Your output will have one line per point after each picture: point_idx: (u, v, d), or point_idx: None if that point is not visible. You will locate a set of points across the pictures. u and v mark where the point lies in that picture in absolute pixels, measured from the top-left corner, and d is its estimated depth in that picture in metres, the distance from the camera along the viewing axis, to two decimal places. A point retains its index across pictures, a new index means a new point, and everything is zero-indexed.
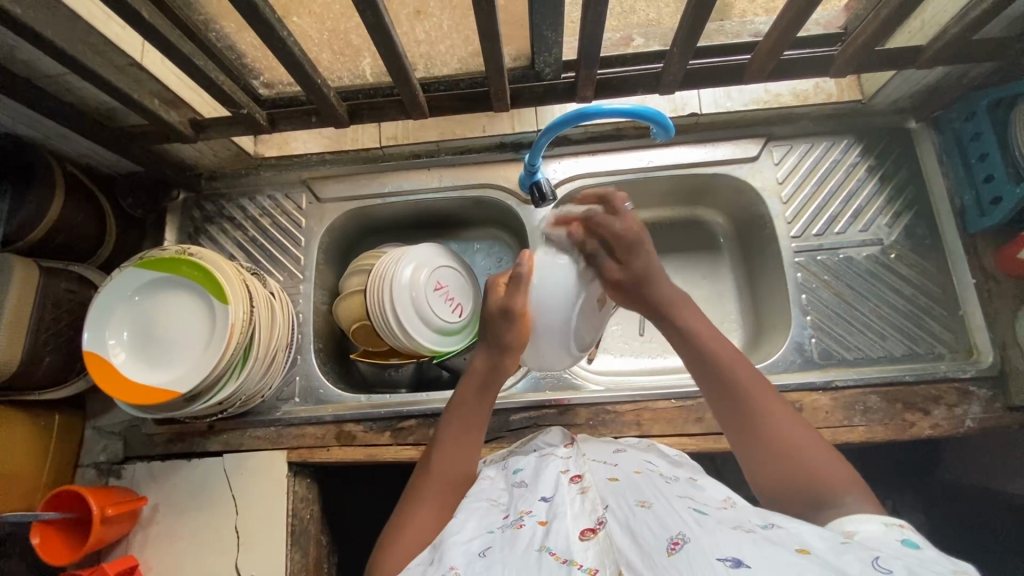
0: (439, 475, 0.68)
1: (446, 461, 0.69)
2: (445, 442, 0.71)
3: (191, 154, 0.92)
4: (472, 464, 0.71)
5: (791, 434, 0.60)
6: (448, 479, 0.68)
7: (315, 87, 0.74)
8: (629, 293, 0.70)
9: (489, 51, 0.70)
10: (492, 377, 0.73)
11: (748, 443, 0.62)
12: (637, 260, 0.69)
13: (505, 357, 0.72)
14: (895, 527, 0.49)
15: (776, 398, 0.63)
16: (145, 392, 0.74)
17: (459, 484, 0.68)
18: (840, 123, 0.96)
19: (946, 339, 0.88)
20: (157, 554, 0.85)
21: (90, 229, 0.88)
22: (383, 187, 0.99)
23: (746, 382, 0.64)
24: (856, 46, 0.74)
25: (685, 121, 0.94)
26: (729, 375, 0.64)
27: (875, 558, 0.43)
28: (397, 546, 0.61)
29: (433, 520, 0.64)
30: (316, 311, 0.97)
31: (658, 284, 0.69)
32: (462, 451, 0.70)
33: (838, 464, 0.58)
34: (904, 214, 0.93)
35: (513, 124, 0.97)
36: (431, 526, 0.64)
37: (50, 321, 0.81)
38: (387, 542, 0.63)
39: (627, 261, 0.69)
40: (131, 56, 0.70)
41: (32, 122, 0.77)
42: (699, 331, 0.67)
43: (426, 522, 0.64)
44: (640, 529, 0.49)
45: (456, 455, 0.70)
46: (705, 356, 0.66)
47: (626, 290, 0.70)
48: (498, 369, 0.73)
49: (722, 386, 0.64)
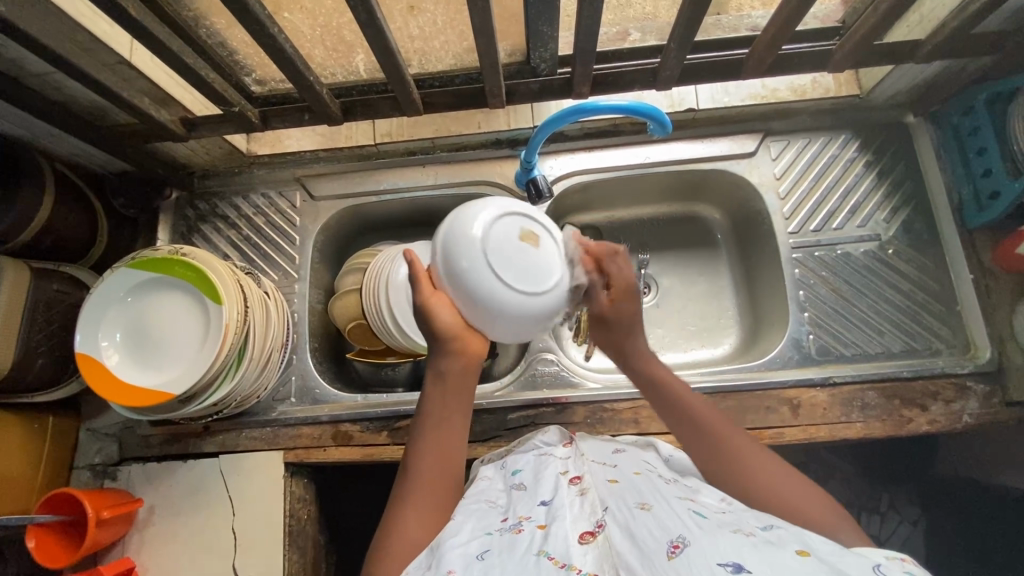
0: (424, 476, 0.65)
1: (428, 464, 0.66)
2: (422, 441, 0.67)
3: (183, 152, 0.91)
4: (457, 457, 0.67)
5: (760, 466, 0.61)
6: (432, 484, 0.65)
7: (307, 84, 0.73)
8: (608, 337, 0.70)
9: (484, 47, 0.69)
10: (447, 365, 0.66)
11: (722, 483, 0.62)
12: (631, 304, 0.69)
13: (449, 345, 0.66)
14: (896, 560, 0.47)
15: (739, 433, 0.64)
16: (139, 394, 0.73)
17: (448, 481, 0.66)
18: (837, 118, 0.95)
19: (944, 336, 0.88)
20: (154, 556, 0.85)
21: (80, 230, 0.87)
22: (377, 185, 0.98)
23: (712, 421, 0.65)
24: (856, 40, 0.74)
25: (681, 116, 0.93)
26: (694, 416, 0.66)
27: (876, 567, 0.44)
28: (388, 558, 0.59)
29: (423, 527, 0.62)
30: (311, 311, 0.96)
31: (636, 335, 0.70)
32: (442, 448, 0.66)
33: (808, 492, 0.59)
34: (902, 209, 0.93)
35: (508, 120, 0.96)
36: (423, 534, 0.61)
37: (43, 322, 0.81)
38: (380, 551, 0.60)
39: (618, 305, 0.69)
40: (120, 55, 0.68)
41: (20, 122, 0.76)
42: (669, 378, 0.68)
43: (416, 531, 0.61)
44: (639, 531, 0.49)
45: (439, 452, 0.66)
46: (675, 399, 0.67)
47: (610, 329, 0.70)
48: (446, 357, 0.66)
49: (691, 428, 0.65)
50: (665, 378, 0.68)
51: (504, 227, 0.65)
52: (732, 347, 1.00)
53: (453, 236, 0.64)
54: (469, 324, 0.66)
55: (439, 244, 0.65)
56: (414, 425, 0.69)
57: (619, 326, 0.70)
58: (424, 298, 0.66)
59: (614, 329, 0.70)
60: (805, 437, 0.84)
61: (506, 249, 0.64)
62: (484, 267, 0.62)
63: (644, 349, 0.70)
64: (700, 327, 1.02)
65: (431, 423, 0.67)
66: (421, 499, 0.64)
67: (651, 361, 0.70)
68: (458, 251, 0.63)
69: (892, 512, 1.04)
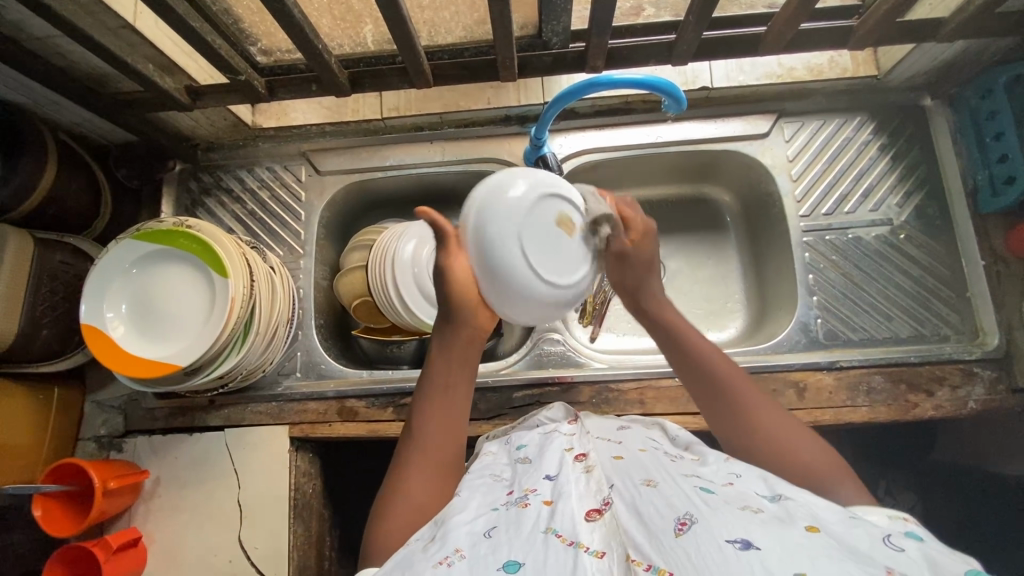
0: (431, 446, 0.64)
1: (431, 432, 0.65)
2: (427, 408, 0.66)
3: (188, 123, 0.90)
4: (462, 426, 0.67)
5: (767, 423, 0.62)
6: (436, 452, 0.64)
7: (315, 53, 0.71)
8: (619, 279, 0.66)
9: (498, 16, 0.67)
10: (452, 335, 0.65)
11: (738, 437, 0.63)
12: (648, 244, 0.65)
13: (461, 315, 0.64)
14: (899, 519, 0.50)
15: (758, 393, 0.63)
16: (144, 364, 0.73)
17: (452, 450, 0.65)
18: (854, 99, 0.94)
19: (951, 322, 0.88)
20: (159, 527, 0.85)
21: (83, 201, 0.86)
22: (384, 160, 0.96)
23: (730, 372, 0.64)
24: (877, 17, 0.72)
25: (695, 95, 0.92)
26: (711, 368, 0.64)
27: (886, 536, 0.45)
28: (396, 518, 0.60)
29: (428, 489, 0.62)
30: (317, 287, 0.96)
31: (652, 278, 0.67)
32: (448, 418, 0.65)
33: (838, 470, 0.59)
34: (915, 193, 0.92)
35: (518, 96, 0.95)
36: (428, 496, 0.62)
37: (47, 293, 0.80)
38: (384, 512, 0.61)
39: (637, 253, 0.64)
40: (123, 19, 0.67)
41: (22, 87, 0.75)
42: (690, 340, 0.65)
43: (420, 498, 0.62)
44: (646, 509, 0.50)
45: (443, 422, 0.65)
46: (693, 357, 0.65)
47: (627, 267, 0.65)
48: (453, 327, 0.65)
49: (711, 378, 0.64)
50: (687, 341, 0.65)
51: (545, 208, 0.59)
52: (738, 331, 1.00)
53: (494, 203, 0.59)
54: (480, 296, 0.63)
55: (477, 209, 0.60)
56: (415, 394, 0.67)
57: (635, 267, 0.65)
58: (448, 258, 0.62)
59: (632, 269, 0.65)
60: (809, 420, 0.83)
61: (542, 230, 0.59)
62: (512, 234, 0.58)
63: (659, 293, 0.67)
64: (705, 310, 1.01)
65: (432, 391, 0.66)
66: (427, 461, 0.64)
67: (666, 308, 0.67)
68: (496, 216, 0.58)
69: (889, 498, 1.05)
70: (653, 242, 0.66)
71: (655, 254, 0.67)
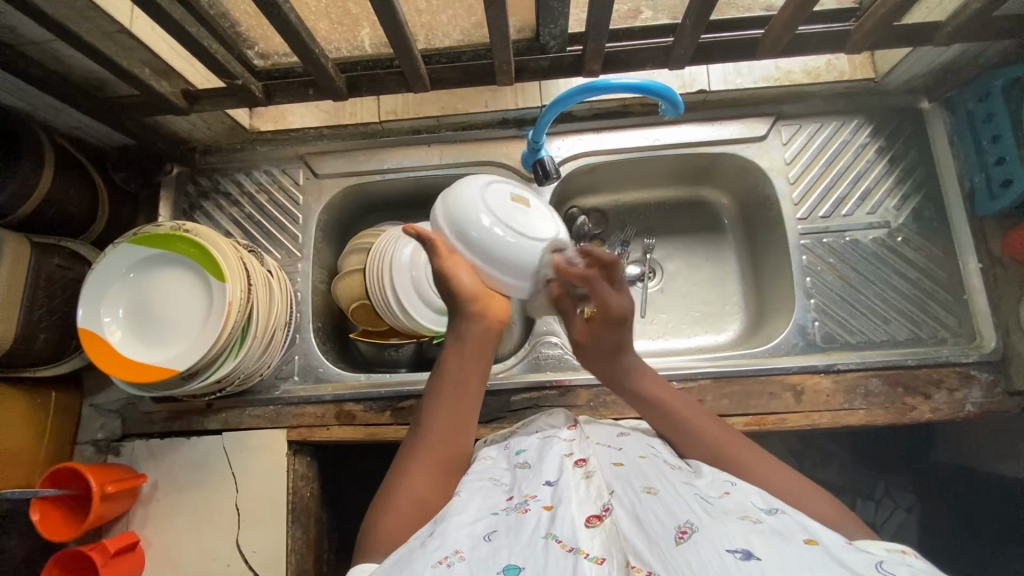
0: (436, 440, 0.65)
1: (438, 430, 0.66)
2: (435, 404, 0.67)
3: (185, 127, 0.90)
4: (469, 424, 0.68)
5: (762, 466, 0.61)
6: (443, 448, 0.65)
7: (312, 57, 0.71)
8: (592, 355, 0.72)
9: (494, 21, 0.67)
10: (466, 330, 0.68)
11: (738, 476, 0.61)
12: (611, 332, 0.69)
13: (473, 310, 0.67)
14: (898, 552, 0.49)
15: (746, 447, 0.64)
16: (142, 369, 0.73)
17: (456, 447, 0.66)
18: (852, 102, 0.94)
19: (949, 325, 0.88)
20: (157, 531, 0.85)
21: (81, 205, 0.86)
22: (382, 164, 0.96)
23: (716, 429, 0.66)
24: (875, 20, 0.72)
25: (692, 98, 0.92)
26: (694, 431, 0.66)
27: (880, 564, 0.44)
28: (396, 514, 0.60)
29: (429, 485, 0.63)
30: (314, 291, 0.96)
31: (624, 354, 0.71)
32: (455, 413, 0.67)
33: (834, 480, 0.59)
34: (912, 196, 0.92)
35: (516, 99, 0.95)
36: (428, 492, 0.62)
37: (44, 297, 0.80)
38: (383, 507, 0.61)
39: (595, 332, 0.70)
40: (119, 23, 0.67)
41: (19, 92, 0.75)
42: (670, 408, 0.68)
43: (421, 493, 0.62)
44: (647, 517, 0.50)
45: (450, 417, 0.67)
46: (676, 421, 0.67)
47: (591, 345, 0.71)
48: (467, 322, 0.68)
49: (696, 439, 0.65)
50: (666, 407, 0.68)
51: (495, 191, 0.70)
52: (736, 333, 1.00)
53: (458, 203, 0.68)
54: (488, 288, 0.68)
55: (445, 217, 0.68)
56: (425, 393, 0.69)
57: (599, 346, 0.71)
58: (442, 260, 0.66)
59: (598, 345, 0.70)
60: (807, 423, 0.83)
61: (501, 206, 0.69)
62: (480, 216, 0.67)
63: (638, 368, 0.71)
64: (703, 313, 1.01)
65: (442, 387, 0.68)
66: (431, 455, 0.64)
67: (646, 380, 0.70)
68: (464, 211, 0.67)
69: (887, 499, 1.05)
70: (624, 329, 0.69)
71: (624, 338, 0.70)
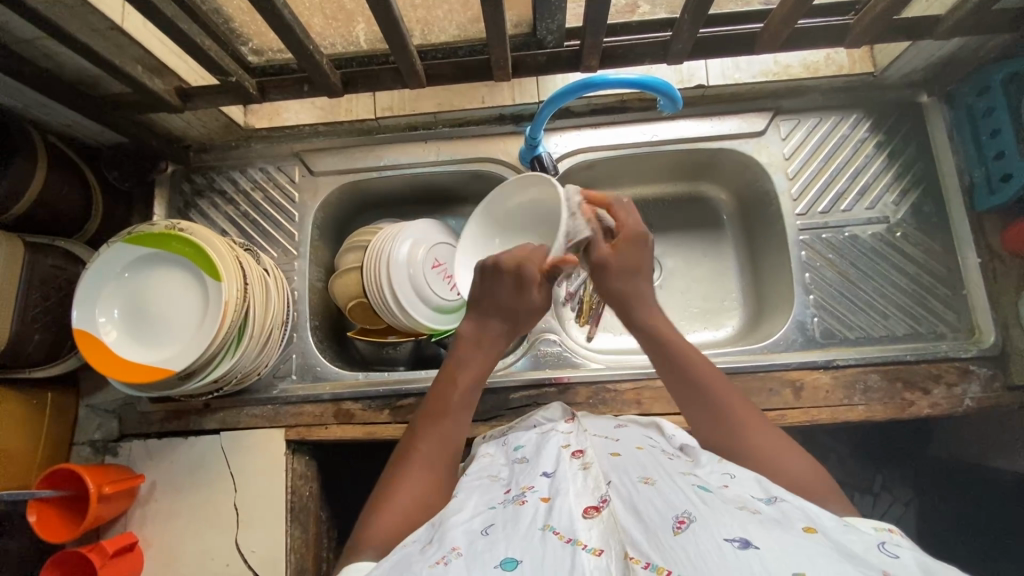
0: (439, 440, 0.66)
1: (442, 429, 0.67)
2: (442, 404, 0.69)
3: (179, 125, 0.89)
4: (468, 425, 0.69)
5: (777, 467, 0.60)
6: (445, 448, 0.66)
7: (307, 54, 0.70)
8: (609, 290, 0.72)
9: (492, 17, 0.67)
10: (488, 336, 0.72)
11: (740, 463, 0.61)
12: (635, 252, 0.72)
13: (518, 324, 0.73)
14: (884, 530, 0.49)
15: (748, 410, 0.64)
16: (137, 368, 0.73)
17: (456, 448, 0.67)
18: (852, 96, 0.93)
19: (948, 320, 0.87)
20: (156, 531, 0.85)
21: (75, 204, 0.85)
22: (378, 161, 0.96)
23: (744, 415, 0.64)
24: (874, 15, 0.71)
25: (690, 93, 0.91)
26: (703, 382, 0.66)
27: (881, 543, 0.45)
28: (393, 512, 0.60)
29: (427, 485, 0.63)
30: (312, 289, 0.95)
31: (641, 284, 0.72)
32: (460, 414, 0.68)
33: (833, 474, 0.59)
34: (912, 190, 0.91)
35: (513, 94, 0.93)
36: (426, 493, 0.62)
37: (38, 298, 0.79)
38: (381, 505, 0.61)
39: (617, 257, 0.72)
40: (110, 20, 0.66)
41: (9, 90, 0.74)
42: (684, 351, 0.68)
43: (418, 490, 0.62)
44: (643, 506, 0.50)
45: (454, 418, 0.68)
46: (688, 367, 0.67)
47: (610, 273, 0.72)
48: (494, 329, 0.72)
49: (723, 414, 0.64)
50: (678, 351, 0.68)
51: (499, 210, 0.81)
52: (735, 329, 1.00)
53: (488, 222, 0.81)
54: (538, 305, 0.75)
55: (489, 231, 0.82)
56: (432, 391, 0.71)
57: (621, 273, 0.72)
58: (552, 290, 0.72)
59: (615, 276, 0.72)
60: (807, 419, 0.83)
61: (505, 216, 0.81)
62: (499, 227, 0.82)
63: (653, 310, 0.72)
64: (702, 309, 1.01)
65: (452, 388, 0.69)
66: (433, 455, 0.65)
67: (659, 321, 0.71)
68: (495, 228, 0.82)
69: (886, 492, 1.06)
70: (643, 251, 0.73)
71: (644, 261, 0.73)
